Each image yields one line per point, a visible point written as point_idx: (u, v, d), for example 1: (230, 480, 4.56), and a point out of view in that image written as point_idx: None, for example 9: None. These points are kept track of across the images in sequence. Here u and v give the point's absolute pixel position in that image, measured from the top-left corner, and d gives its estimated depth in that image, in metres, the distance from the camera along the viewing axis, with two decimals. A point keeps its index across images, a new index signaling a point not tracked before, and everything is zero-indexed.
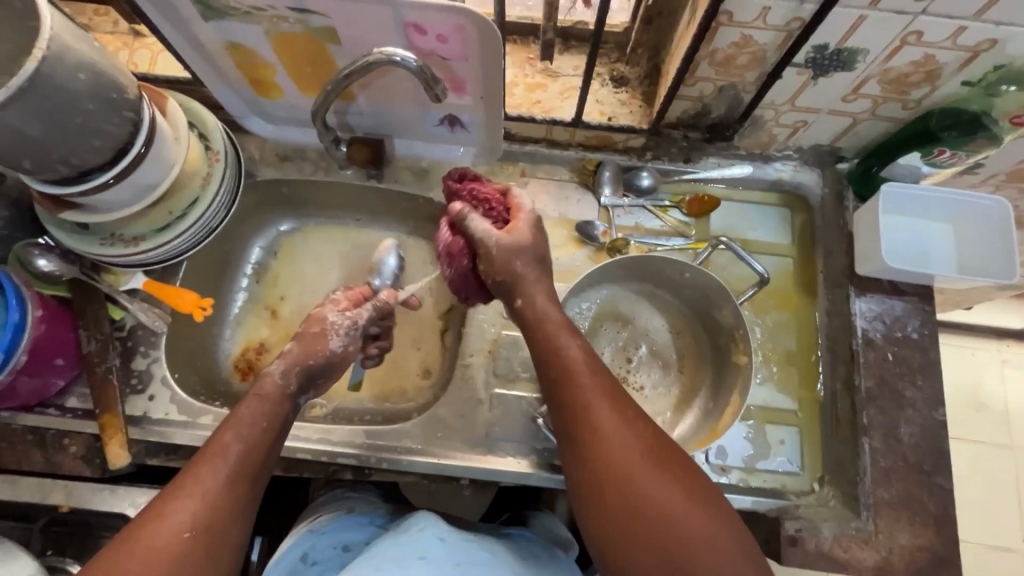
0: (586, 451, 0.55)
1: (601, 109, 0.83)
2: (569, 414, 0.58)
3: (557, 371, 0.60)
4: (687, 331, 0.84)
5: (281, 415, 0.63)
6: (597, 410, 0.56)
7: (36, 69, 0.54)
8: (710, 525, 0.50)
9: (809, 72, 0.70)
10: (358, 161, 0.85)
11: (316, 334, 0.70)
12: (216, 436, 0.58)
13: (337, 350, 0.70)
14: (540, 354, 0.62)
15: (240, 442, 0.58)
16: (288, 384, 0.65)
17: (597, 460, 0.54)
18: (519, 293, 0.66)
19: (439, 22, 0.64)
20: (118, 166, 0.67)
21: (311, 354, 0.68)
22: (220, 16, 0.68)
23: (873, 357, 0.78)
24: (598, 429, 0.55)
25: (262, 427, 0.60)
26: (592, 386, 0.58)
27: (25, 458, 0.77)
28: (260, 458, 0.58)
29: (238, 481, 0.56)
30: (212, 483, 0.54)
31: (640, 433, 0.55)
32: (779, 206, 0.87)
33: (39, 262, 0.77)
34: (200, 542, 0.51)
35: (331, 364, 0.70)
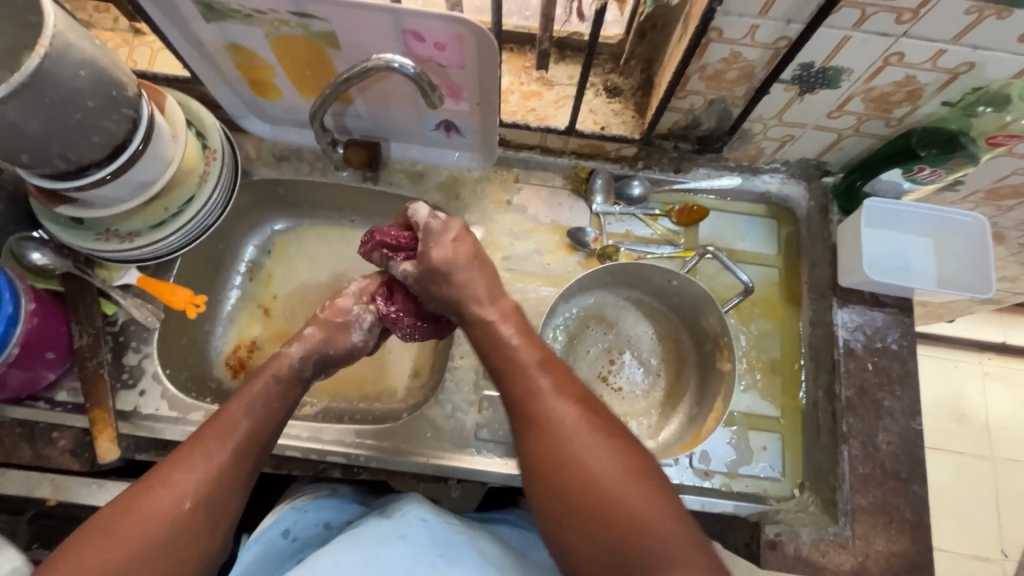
0: (539, 439, 0.57)
1: (596, 118, 0.85)
2: (520, 408, 0.60)
3: (507, 368, 0.62)
4: (672, 339, 0.85)
5: (287, 396, 0.65)
6: (550, 399, 0.58)
7: (38, 66, 0.55)
8: (659, 504, 0.52)
9: (796, 89, 0.71)
10: (353, 163, 0.86)
11: (339, 327, 0.71)
12: (225, 409, 0.60)
13: (353, 343, 0.72)
14: (492, 356, 0.64)
15: (247, 417, 0.60)
16: (303, 369, 0.68)
17: (549, 446, 0.56)
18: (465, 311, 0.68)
19: (437, 30, 0.65)
20: (116, 162, 0.67)
21: (330, 345, 0.70)
22: (221, 19, 0.68)
23: (854, 367, 0.80)
24: (550, 417, 0.58)
25: (266, 401, 0.62)
26: (540, 377, 0.61)
27: (13, 451, 0.77)
28: (264, 433, 0.61)
29: (242, 454, 0.58)
30: (214, 456, 0.56)
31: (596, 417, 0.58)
32: (766, 217, 0.89)
33: (32, 256, 0.76)
34: (197, 517, 0.53)
35: (349, 354, 0.73)
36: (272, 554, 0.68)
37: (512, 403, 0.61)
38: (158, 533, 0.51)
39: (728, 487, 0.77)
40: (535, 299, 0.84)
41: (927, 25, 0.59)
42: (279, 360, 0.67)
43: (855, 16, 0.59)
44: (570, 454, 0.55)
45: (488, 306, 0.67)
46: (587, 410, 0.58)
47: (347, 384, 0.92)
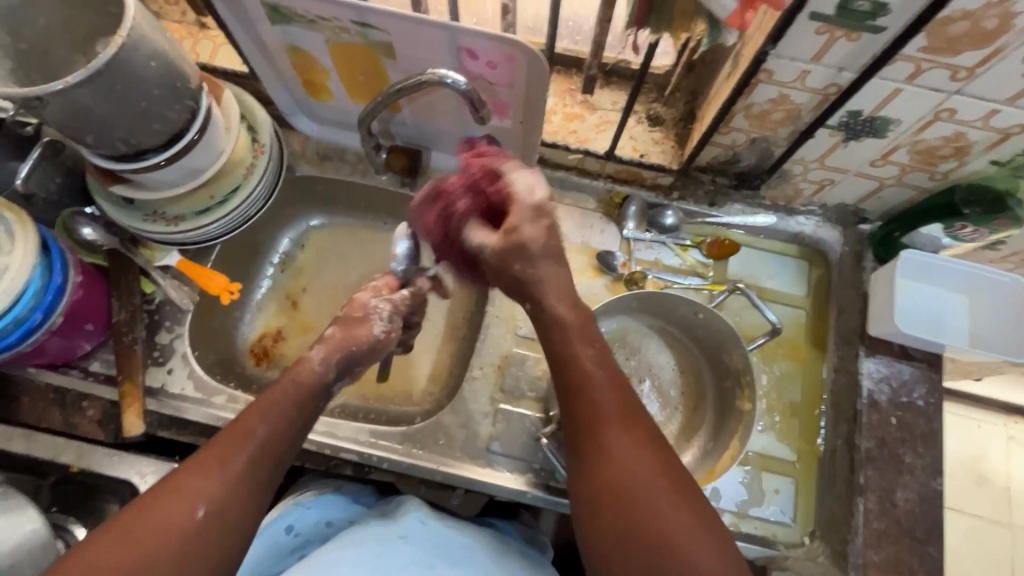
0: (578, 429, 0.57)
1: (635, 145, 0.86)
2: (576, 402, 0.58)
3: (566, 359, 0.60)
4: (693, 369, 0.82)
5: (311, 403, 0.64)
6: (602, 401, 0.57)
7: (115, 55, 0.59)
8: (688, 501, 0.52)
9: (841, 135, 0.70)
10: (394, 168, 0.87)
11: (358, 320, 0.71)
12: (242, 416, 0.60)
13: (377, 334, 0.71)
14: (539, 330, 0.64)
15: (266, 425, 0.59)
16: (325, 371, 0.66)
17: (597, 446, 0.56)
18: (527, 289, 0.64)
19: (492, 50, 0.66)
20: (173, 149, 0.71)
21: (351, 341, 0.69)
22: (286, 21, 0.71)
23: (876, 420, 0.78)
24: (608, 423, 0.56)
25: (294, 416, 0.62)
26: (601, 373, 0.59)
27: (45, 415, 0.79)
28: (283, 446, 0.60)
29: (260, 470, 0.57)
30: (233, 466, 0.56)
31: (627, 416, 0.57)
32: (797, 258, 0.89)
33: (83, 231, 0.80)
34: (209, 526, 0.53)
35: (372, 348, 0.71)
36: (277, 550, 0.73)
37: (568, 397, 0.59)
38: (174, 539, 0.51)
39: (736, 530, 0.76)
40: None
41: (981, 83, 0.58)
42: (305, 368, 0.66)
43: (909, 69, 0.58)
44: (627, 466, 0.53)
45: (558, 300, 0.63)
46: (621, 411, 0.57)
47: (365, 382, 0.94)
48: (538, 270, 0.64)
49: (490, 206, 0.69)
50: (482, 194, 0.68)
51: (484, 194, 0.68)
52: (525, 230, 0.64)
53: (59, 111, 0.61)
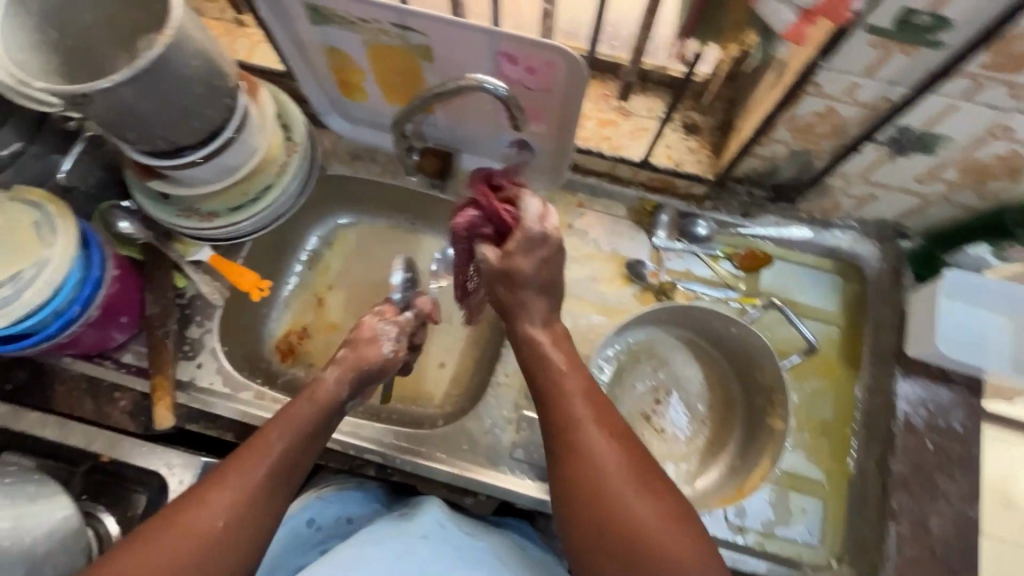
0: (573, 462, 0.60)
1: (669, 153, 0.85)
2: (561, 434, 0.62)
3: (555, 393, 0.64)
4: (721, 383, 0.81)
5: (328, 420, 0.65)
6: (586, 434, 0.60)
7: (160, 54, 0.60)
8: (680, 532, 0.55)
9: (887, 150, 0.68)
10: (427, 170, 0.89)
11: (367, 341, 0.71)
12: (262, 432, 0.60)
13: (386, 354, 0.71)
14: (529, 367, 0.68)
15: (284, 440, 0.60)
16: (340, 392, 0.67)
17: (594, 478, 0.58)
18: (520, 322, 0.69)
19: (532, 55, 0.66)
20: (210, 147, 0.72)
21: (364, 361, 0.69)
22: (325, 22, 0.71)
23: (912, 443, 0.76)
24: (595, 453, 0.59)
25: (310, 430, 0.63)
26: (583, 406, 0.63)
27: (78, 405, 0.80)
28: (300, 460, 0.61)
29: (279, 483, 0.58)
30: (253, 478, 0.56)
31: (622, 449, 0.60)
32: (832, 272, 0.87)
33: (121, 224, 0.81)
34: (231, 537, 0.54)
35: (382, 369, 0.71)
36: (297, 541, 0.74)
37: (549, 432, 0.63)
38: (197, 550, 0.52)
39: (761, 549, 0.75)
40: (586, 327, 0.84)
41: None
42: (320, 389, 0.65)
43: (966, 85, 0.56)
44: (615, 491, 0.57)
45: (540, 328, 0.69)
46: (616, 444, 0.60)
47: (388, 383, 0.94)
48: (525, 298, 0.68)
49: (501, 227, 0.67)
50: (494, 216, 0.66)
51: (495, 215, 0.66)
52: (526, 263, 0.65)
53: (103, 108, 0.62)
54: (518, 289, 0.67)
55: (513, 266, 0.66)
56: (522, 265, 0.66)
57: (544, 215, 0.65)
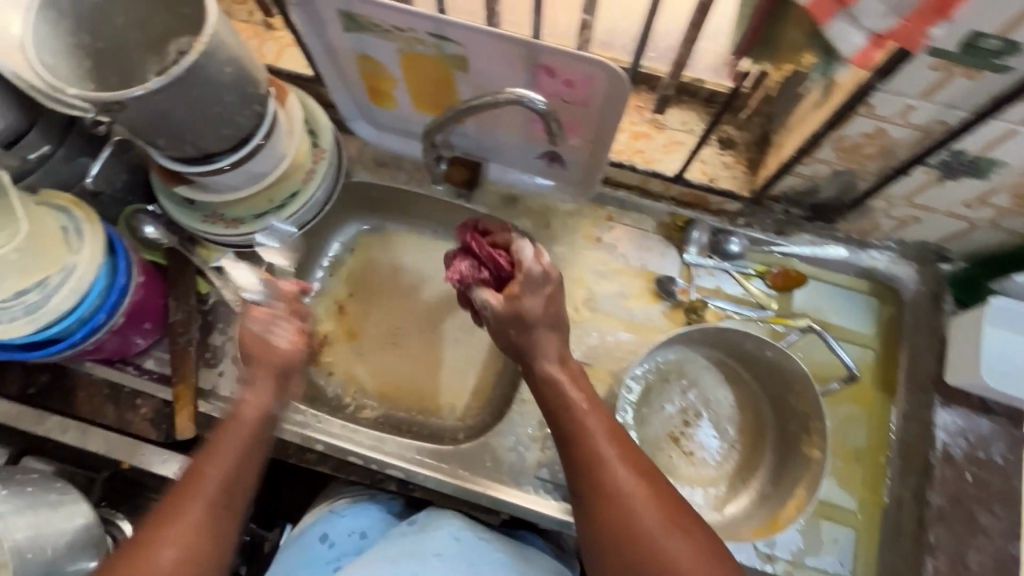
0: (605, 505, 0.59)
1: (704, 169, 0.83)
2: (587, 476, 0.61)
3: (577, 436, 0.62)
4: (753, 406, 0.79)
5: (257, 441, 0.65)
6: (615, 472, 0.60)
7: (195, 61, 0.58)
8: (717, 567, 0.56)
9: (936, 173, 0.65)
10: (454, 180, 0.87)
11: (258, 342, 0.68)
12: (190, 471, 0.61)
13: (275, 341, 0.69)
14: (549, 409, 0.66)
15: (216, 468, 0.61)
16: (260, 406, 0.66)
17: (627, 521, 0.57)
18: (534, 360, 0.67)
19: (571, 69, 0.64)
20: (238, 154, 0.70)
21: (264, 359, 0.68)
22: (359, 29, 0.69)
23: (950, 474, 0.73)
24: (624, 494, 0.59)
25: (244, 452, 0.63)
26: (607, 445, 0.61)
27: (99, 410, 0.79)
28: (242, 482, 0.62)
29: (222, 510, 0.59)
30: (187, 516, 0.57)
31: (651, 487, 0.60)
32: (868, 294, 0.84)
33: (145, 229, 0.80)
34: (180, 571, 0.55)
35: (289, 360, 0.69)
36: (309, 557, 0.73)
37: (576, 475, 0.61)
38: None
39: None
40: (613, 343, 0.82)
41: None
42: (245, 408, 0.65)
43: None
44: (647, 535, 0.57)
45: (557, 366, 0.66)
46: (647, 480, 0.60)
47: (409, 394, 0.92)
48: (534, 337, 0.66)
49: (499, 275, 0.72)
50: (491, 261, 0.72)
51: (493, 261, 0.71)
52: (529, 298, 0.66)
53: (136, 115, 0.61)
54: (528, 330, 0.66)
55: (521, 305, 0.66)
56: (527, 303, 0.66)
57: (539, 258, 0.67)
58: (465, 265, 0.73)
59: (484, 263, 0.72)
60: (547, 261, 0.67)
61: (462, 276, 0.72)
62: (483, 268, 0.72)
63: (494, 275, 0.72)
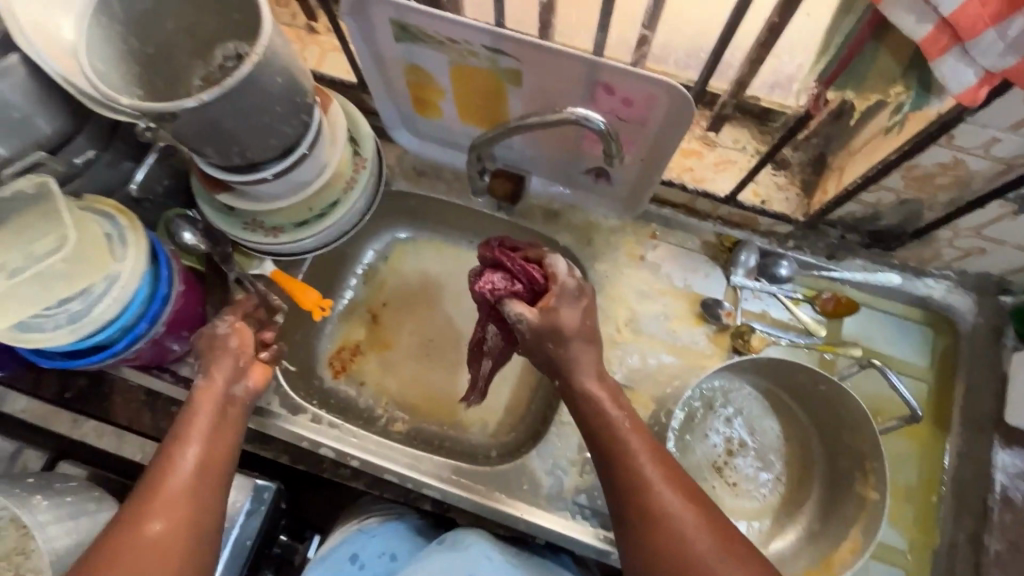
0: (655, 531, 0.56)
1: (756, 190, 0.80)
2: (633, 501, 0.58)
3: (621, 458, 0.59)
4: (800, 437, 0.77)
5: (229, 414, 0.65)
6: (661, 496, 0.57)
7: (249, 73, 0.57)
8: None
9: (1013, 208, 0.62)
10: (496, 193, 0.84)
11: (204, 342, 0.68)
12: (165, 450, 0.60)
13: (218, 332, 0.69)
14: (593, 430, 0.62)
15: (189, 446, 0.60)
16: (225, 383, 0.65)
17: (679, 548, 0.55)
18: (573, 376, 0.64)
19: (633, 87, 0.61)
20: (283, 165, 0.69)
21: (210, 351, 0.67)
22: (412, 40, 0.67)
23: (1010, 519, 0.72)
24: (676, 518, 0.56)
25: (215, 425, 0.63)
26: (653, 467, 0.59)
27: (136, 417, 0.79)
28: (219, 459, 0.61)
29: (201, 483, 0.59)
30: (169, 490, 0.57)
31: (699, 510, 0.57)
32: (922, 324, 0.81)
33: (183, 236, 0.80)
34: (169, 542, 0.55)
35: (231, 351, 0.67)
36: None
37: (622, 499, 0.58)
38: (142, 561, 0.53)
39: None
40: (655, 366, 0.80)
41: None
42: (203, 391, 0.64)
43: None
44: (701, 562, 0.54)
45: (596, 380, 0.64)
46: (694, 502, 0.57)
47: (441, 408, 0.91)
48: (570, 350, 0.64)
49: (532, 289, 0.69)
50: (523, 274, 0.69)
51: (525, 273, 0.69)
52: (565, 311, 0.64)
53: (187, 125, 0.59)
54: (565, 344, 0.64)
55: (557, 317, 0.64)
56: (565, 317, 0.64)
57: (572, 271, 0.67)
58: (496, 278, 0.69)
59: (515, 274, 0.69)
60: (581, 277, 0.67)
61: (494, 292, 0.69)
62: (516, 281, 0.69)
63: (526, 288, 0.69)
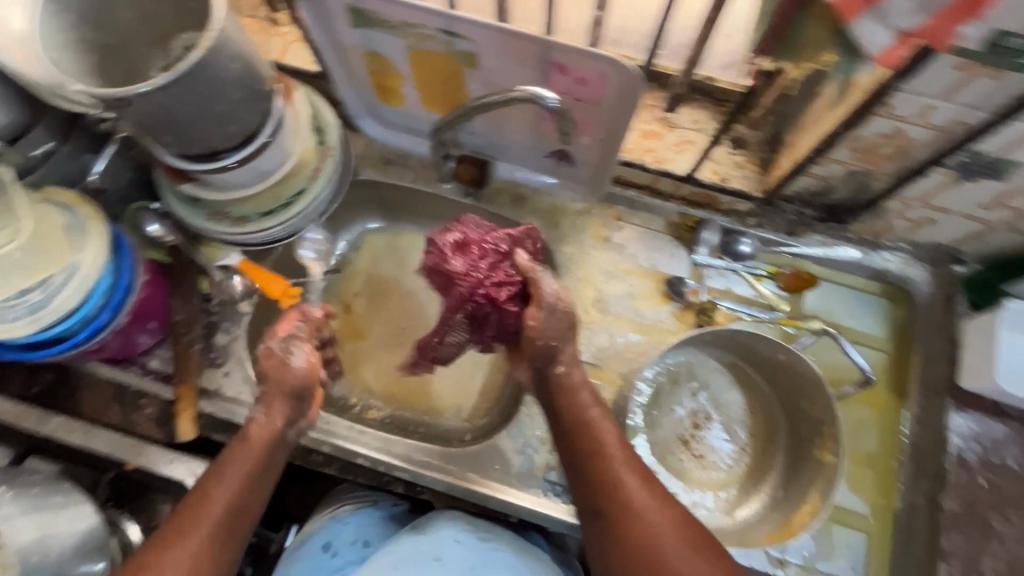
0: (622, 533, 0.57)
1: (715, 169, 0.82)
2: (604, 499, 0.58)
3: (602, 464, 0.59)
4: (765, 409, 0.78)
5: (272, 457, 0.63)
6: (634, 498, 0.58)
7: (201, 58, 0.58)
8: None
9: (954, 175, 0.64)
10: (463, 178, 0.86)
11: (278, 363, 0.63)
12: (201, 484, 0.59)
13: (292, 362, 0.63)
14: (575, 432, 0.62)
15: (227, 487, 0.59)
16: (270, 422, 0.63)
17: (646, 549, 0.56)
18: (561, 359, 0.63)
19: (586, 67, 0.63)
20: (245, 152, 0.69)
21: (281, 383, 0.63)
22: (368, 25, 0.68)
23: (964, 479, 0.73)
24: (647, 519, 0.57)
25: (256, 468, 0.61)
26: (627, 470, 0.59)
27: (103, 411, 0.79)
28: (248, 505, 0.60)
29: (225, 528, 0.58)
30: (194, 535, 0.56)
31: (672, 515, 0.57)
32: (879, 296, 0.84)
33: (150, 228, 0.79)
34: None
35: (302, 385, 0.63)
36: (315, 567, 0.72)
37: (595, 502, 0.59)
38: None
39: None
40: (622, 345, 0.81)
41: None
42: (257, 428, 0.62)
43: None
44: (666, 563, 0.55)
45: (571, 365, 0.64)
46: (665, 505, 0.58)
47: (415, 395, 0.91)
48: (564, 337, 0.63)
49: None
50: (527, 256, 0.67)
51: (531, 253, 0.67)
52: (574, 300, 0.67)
53: (142, 111, 0.60)
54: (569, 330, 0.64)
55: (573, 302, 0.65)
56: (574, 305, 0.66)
57: None
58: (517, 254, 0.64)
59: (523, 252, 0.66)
60: None
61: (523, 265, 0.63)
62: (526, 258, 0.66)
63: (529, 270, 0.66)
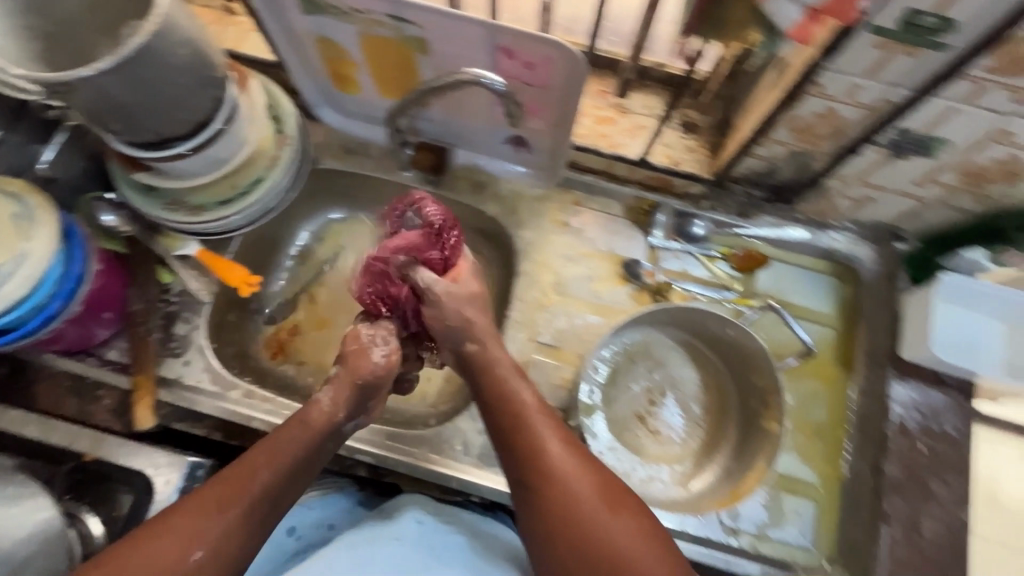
0: (545, 496, 0.58)
1: (668, 153, 0.84)
2: (527, 464, 0.60)
3: (523, 430, 0.61)
4: (717, 384, 0.81)
5: (323, 446, 0.62)
6: (555, 462, 0.59)
7: (145, 43, 0.58)
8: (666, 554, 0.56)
9: (887, 152, 0.67)
10: (420, 166, 0.87)
11: (357, 352, 0.64)
12: (245, 460, 0.59)
13: (374, 354, 0.64)
14: (495, 403, 0.63)
15: (261, 476, 0.58)
16: (335, 413, 0.63)
17: (568, 510, 0.57)
18: (473, 337, 0.66)
19: (531, 51, 0.64)
20: (198, 139, 0.69)
21: (356, 375, 0.63)
22: (318, 11, 0.68)
23: (905, 446, 0.77)
24: (570, 482, 0.58)
25: (309, 453, 0.61)
26: (551, 437, 0.61)
27: (60, 404, 0.79)
28: (282, 493, 0.59)
29: (252, 515, 0.56)
30: (221, 517, 0.55)
31: (596, 476, 0.59)
32: (829, 275, 0.86)
33: (103, 218, 0.77)
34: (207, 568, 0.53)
35: (375, 381, 0.64)
36: (279, 554, 0.73)
37: (520, 469, 0.60)
38: None
39: (755, 552, 0.74)
40: (580, 326, 0.83)
41: None
42: (317, 416, 0.62)
43: (969, 88, 0.55)
44: (589, 521, 0.56)
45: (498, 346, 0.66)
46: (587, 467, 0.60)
47: None
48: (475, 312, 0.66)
49: None
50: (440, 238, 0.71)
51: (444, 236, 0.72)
52: None
53: (87, 97, 0.60)
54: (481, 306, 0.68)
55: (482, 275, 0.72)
56: None
57: None
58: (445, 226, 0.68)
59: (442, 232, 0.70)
60: None
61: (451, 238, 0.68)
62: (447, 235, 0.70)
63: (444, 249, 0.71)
